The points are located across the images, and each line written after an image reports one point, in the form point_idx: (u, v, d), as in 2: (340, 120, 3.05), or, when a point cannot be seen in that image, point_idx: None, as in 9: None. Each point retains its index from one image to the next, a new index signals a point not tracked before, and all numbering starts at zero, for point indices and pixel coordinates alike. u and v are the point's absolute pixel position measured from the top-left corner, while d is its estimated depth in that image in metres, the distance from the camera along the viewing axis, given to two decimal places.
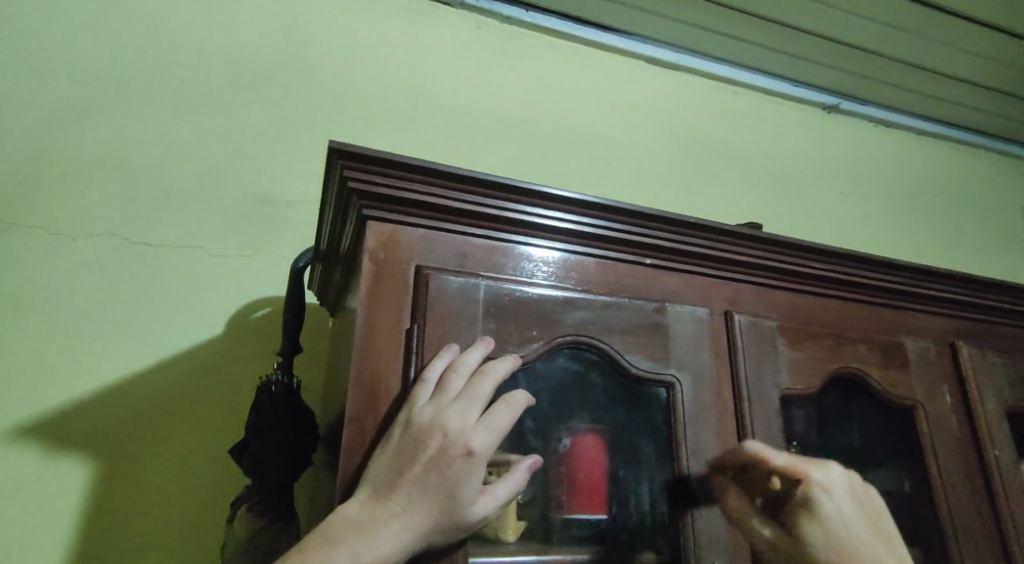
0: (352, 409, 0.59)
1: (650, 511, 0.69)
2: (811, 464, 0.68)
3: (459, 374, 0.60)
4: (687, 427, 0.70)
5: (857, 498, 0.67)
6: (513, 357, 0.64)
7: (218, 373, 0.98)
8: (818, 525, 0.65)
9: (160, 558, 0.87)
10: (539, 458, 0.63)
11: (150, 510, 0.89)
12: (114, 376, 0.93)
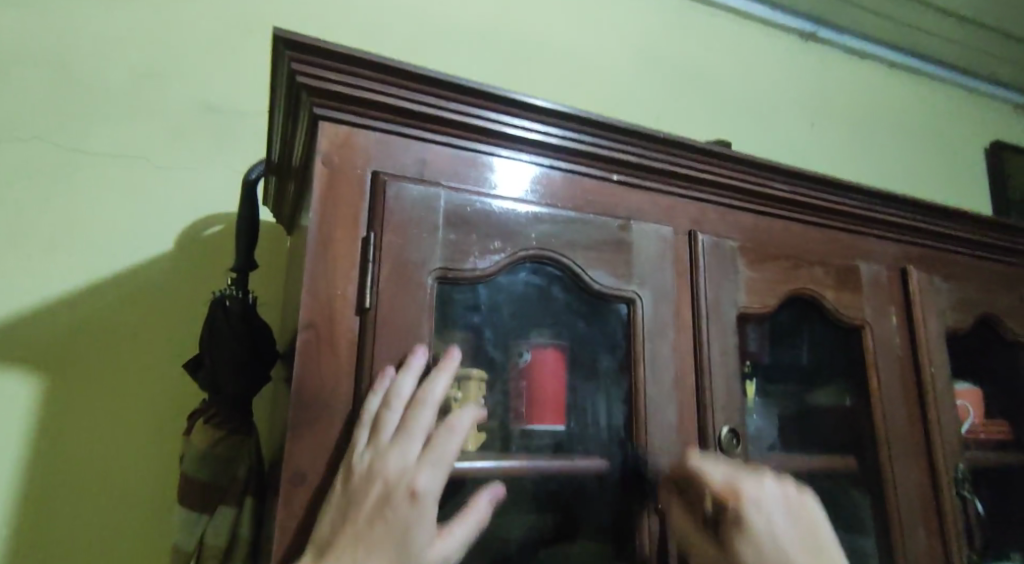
0: (306, 316, 0.58)
1: (608, 425, 0.71)
2: (746, 478, 0.63)
3: (393, 409, 0.57)
4: (646, 343, 0.71)
5: (795, 516, 0.62)
6: (452, 361, 0.61)
7: (169, 291, 0.95)
8: (749, 543, 0.61)
9: (116, 469, 0.88)
10: (501, 490, 0.62)
11: (103, 423, 0.88)
12: (56, 290, 0.90)
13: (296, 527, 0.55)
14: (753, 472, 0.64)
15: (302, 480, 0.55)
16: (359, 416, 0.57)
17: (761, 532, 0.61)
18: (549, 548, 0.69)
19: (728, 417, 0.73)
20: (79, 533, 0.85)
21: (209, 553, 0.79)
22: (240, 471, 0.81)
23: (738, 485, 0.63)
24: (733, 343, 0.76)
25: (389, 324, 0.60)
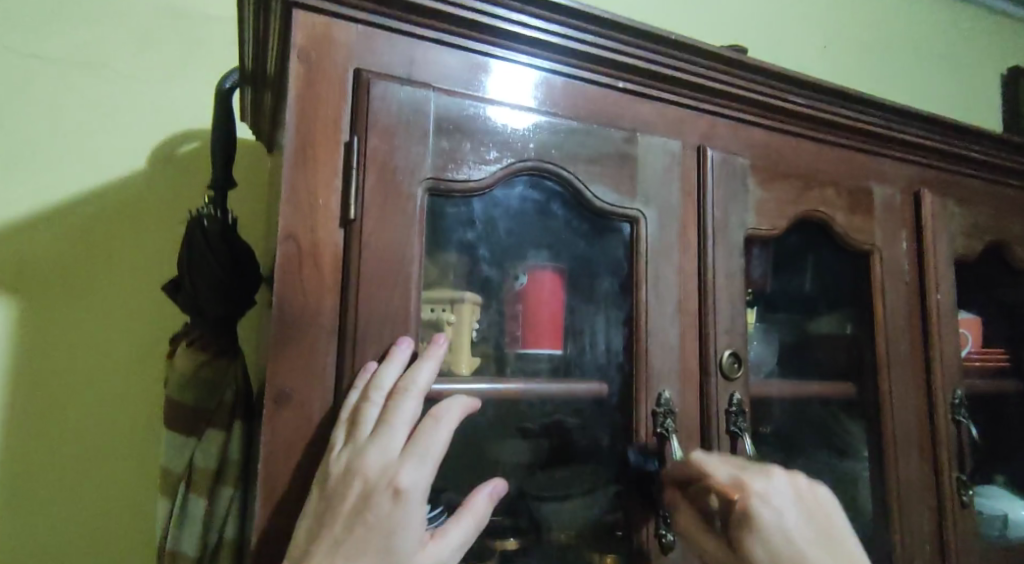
0: (286, 228, 0.53)
1: (607, 352, 0.67)
2: (747, 472, 0.59)
3: (373, 402, 0.53)
4: (648, 264, 0.67)
5: (807, 511, 0.58)
6: (438, 349, 0.57)
7: (144, 211, 0.90)
8: (760, 542, 0.56)
9: (96, 395, 0.85)
10: (501, 484, 0.59)
11: (79, 347, 0.85)
12: (23, 208, 0.85)
13: (284, 446, 0.53)
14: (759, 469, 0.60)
15: (288, 399, 0.53)
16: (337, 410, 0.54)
17: (770, 530, 0.56)
18: (545, 471, 0.67)
19: (731, 342, 0.70)
20: (63, 457, 0.83)
21: (198, 477, 0.77)
22: (224, 396, 0.79)
23: (743, 480, 0.58)
24: (739, 265, 0.72)
25: (376, 239, 0.56)
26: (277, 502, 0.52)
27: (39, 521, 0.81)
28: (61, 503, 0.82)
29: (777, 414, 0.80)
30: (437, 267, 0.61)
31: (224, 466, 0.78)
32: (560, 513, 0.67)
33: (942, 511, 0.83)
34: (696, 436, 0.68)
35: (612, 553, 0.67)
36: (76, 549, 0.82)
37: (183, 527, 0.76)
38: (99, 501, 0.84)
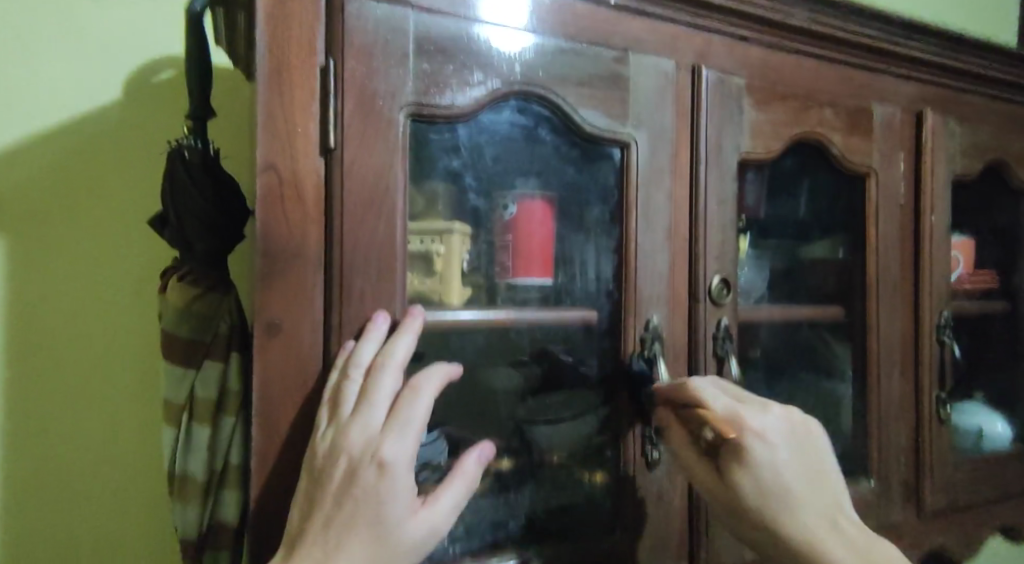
0: (264, 156, 0.52)
1: (597, 280, 0.67)
2: (746, 406, 0.61)
3: (352, 380, 0.52)
4: (639, 191, 0.66)
5: (798, 445, 0.61)
6: (413, 319, 0.56)
7: (121, 142, 0.87)
8: (749, 474, 0.60)
9: (91, 336, 0.85)
10: (489, 446, 0.58)
11: (69, 289, 0.84)
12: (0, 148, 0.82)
13: (277, 374, 0.53)
14: (752, 399, 0.62)
15: (278, 330, 0.53)
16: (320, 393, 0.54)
17: (761, 464, 0.60)
18: (538, 397, 0.68)
19: (721, 268, 0.70)
20: (59, 390, 0.84)
21: (200, 408, 0.74)
22: (222, 328, 0.75)
23: (740, 415, 0.60)
24: (731, 190, 0.71)
25: (358, 167, 0.54)
26: (274, 430, 0.53)
27: (39, 451, 0.83)
28: (60, 434, 0.83)
29: (764, 337, 0.80)
30: (425, 198, 0.60)
31: (227, 397, 0.75)
32: (558, 435, 0.68)
33: (919, 429, 0.86)
34: (683, 361, 0.69)
35: (599, 472, 0.68)
36: (79, 478, 0.84)
37: (190, 455, 0.74)
38: (98, 431, 0.85)
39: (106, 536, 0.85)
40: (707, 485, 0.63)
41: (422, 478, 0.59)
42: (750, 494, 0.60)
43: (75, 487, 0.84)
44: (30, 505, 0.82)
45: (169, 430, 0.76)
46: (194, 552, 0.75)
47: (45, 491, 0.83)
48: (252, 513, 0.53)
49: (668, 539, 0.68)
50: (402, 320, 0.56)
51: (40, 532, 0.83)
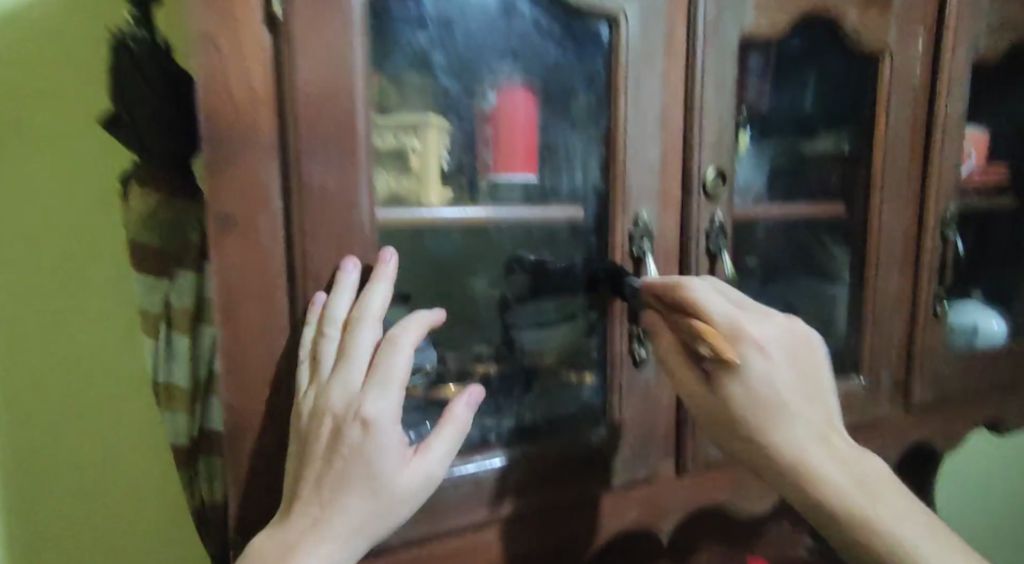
0: (201, 28, 0.46)
1: (583, 175, 0.62)
2: (746, 315, 0.56)
3: (328, 337, 0.50)
4: (629, 72, 0.59)
5: (794, 356, 0.57)
6: (387, 266, 0.52)
7: (58, 20, 0.75)
8: (743, 385, 0.56)
9: (48, 254, 0.77)
10: (479, 387, 0.56)
11: (17, 202, 0.76)
12: None
13: (236, 272, 0.48)
14: (751, 308, 0.57)
15: (232, 226, 0.48)
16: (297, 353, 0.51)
17: (759, 376, 0.55)
18: (524, 303, 0.65)
19: (716, 158, 0.64)
20: (20, 303, 0.77)
21: (177, 317, 0.67)
22: (193, 236, 0.67)
23: (739, 324, 0.56)
24: (732, 72, 0.64)
25: (308, 43, 0.48)
26: (236, 330, 0.49)
27: (7, 367, 0.77)
28: (28, 349, 0.78)
29: (759, 236, 0.76)
30: (391, 82, 0.54)
31: (207, 306, 0.68)
32: (546, 339, 0.66)
33: (914, 326, 0.82)
34: (674, 259, 0.64)
35: (588, 373, 0.64)
36: (55, 393, 0.79)
37: (173, 362, 0.67)
38: (69, 345, 0.79)
39: (91, 450, 0.81)
40: (696, 400, 0.59)
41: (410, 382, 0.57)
42: (745, 408, 0.56)
43: (52, 404, 0.79)
44: (4, 422, 0.78)
45: (148, 340, 0.69)
46: (189, 458, 0.68)
47: (18, 408, 0.78)
48: (228, 418, 0.50)
49: (655, 438, 0.66)
50: (375, 266, 0.52)
51: (19, 448, 0.79)
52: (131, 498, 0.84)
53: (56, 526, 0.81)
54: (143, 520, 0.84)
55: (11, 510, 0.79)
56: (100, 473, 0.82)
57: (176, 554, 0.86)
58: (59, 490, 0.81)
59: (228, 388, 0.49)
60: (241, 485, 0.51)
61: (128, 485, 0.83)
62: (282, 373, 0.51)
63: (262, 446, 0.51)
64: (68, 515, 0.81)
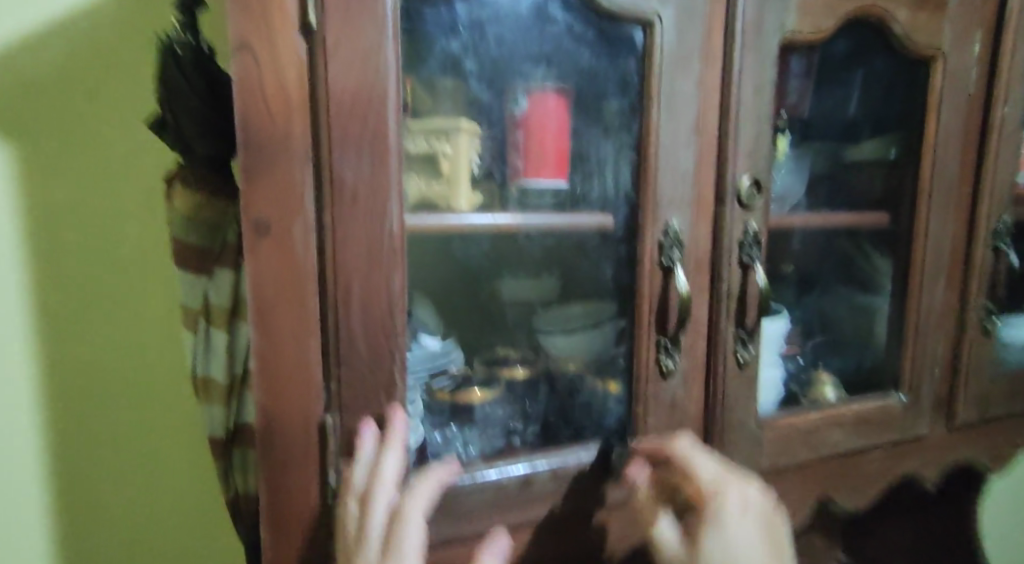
0: (237, 36, 0.47)
1: (615, 183, 0.61)
2: (732, 477, 0.57)
3: (349, 506, 0.51)
4: (663, 76, 0.58)
5: (765, 530, 0.56)
6: (398, 433, 0.52)
7: (109, 23, 0.77)
8: (718, 543, 0.55)
9: (101, 252, 0.80)
10: (505, 537, 0.55)
11: (73, 201, 0.79)
12: None
13: (270, 277, 0.49)
14: (736, 471, 0.58)
15: (268, 230, 0.49)
16: (343, 448, 0.53)
17: (732, 532, 0.55)
18: (551, 310, 0.65)
19: (752, 166, 0.63)
20: (76, 295, 0.80)
21: (216, 314, 0.67)
22: (232, 235, 0.67)
23: (724, 483, 0.56)
24: (771, 77, 0.63)
25: (342, 48, 0.49)
26: (270, 333, 0.50)
27: (62, 357, 0.80)
28: (78, 339, 0.81)
29: (796, 245, 0.74)
30: (424, 87, 0.55)
31: (242, 303, 0.68)
32: (568, 342, 0.65)
33: (960, 340, 0.79)
34: (705, 268, 0.63)
35: (614, 381, 0.63)
36: (104, 382, 0.82)
37: (210, 357, 0.67)
38: (116, 335, 0.82)
39: (138, 440, 0.84)
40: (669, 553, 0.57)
41: (436, 384, 0.59)
42: None
43: (103, 395, 0.82)
44: (63, 412, 0.81)
45: (188, 335, 0.69)
46: (224, 449, 0.69)
47: (69, 394, 0.81)
48: (260, 417, 0.51)
49: None
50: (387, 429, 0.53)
51: (69, 433, 0.82)
52: (172, 486, 0.86)
53: (105, 512, 0.84)
54: (183, 508, 0.87)
55: (60, 492, 0.82)
56: (144, 461, 0.85)
57: (212, 539, 0.88)
58: (105, 474, 0.84)
59: (261, 387, 0.50)
60: (275, 487, 0.51)
61: (170, 475, 0.86)
62: (313, 373, 0.52)
63: (293, 447, 0.52)
64: (115, 502, 0.85)
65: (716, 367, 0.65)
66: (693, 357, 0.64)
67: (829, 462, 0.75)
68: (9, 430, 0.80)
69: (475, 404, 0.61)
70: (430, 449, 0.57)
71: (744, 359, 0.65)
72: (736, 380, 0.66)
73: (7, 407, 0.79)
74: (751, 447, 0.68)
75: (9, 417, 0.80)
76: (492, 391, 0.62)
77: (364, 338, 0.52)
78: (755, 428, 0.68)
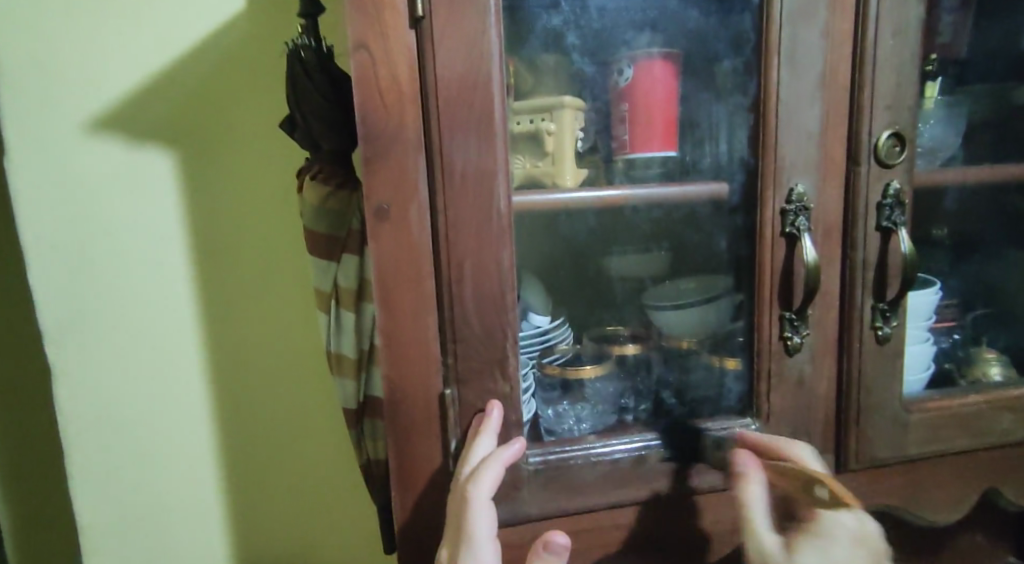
0: (354, 35, 0.49)
1: (728, 150, 0.58)
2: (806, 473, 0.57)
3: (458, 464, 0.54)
4: (784, 30, 0.54)
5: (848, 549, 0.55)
6: (491, 419, 0.54)
7: (253, 36, 0.84)
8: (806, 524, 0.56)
9: (252, 244, 0.88)
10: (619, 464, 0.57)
11: (228, 201, 0.87)
12: (156, 66, 0.83)
13: (391, 259, 0.52)
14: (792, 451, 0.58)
15: (387, 215, 0.51)
16: (459, 434, 0.55)
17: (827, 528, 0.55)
18: (658, 286, 0.62)
19: (893, 119, 0.57)
20: (233, 286, 0.89)
21: (344, 295, 0.70)
22: (357, 223, 0.69)
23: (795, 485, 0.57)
24: (915, 18, 0.56)
25: (450, 34, 0.50)
26: (392, 313, 0.52)
27: (225, 340, 0.90)
28: (235, 325, 0.90)
29: (948, 205, 0.66)
30: (526, 66, 0.55)
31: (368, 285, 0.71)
32: (684, 317, 0.63)
33: None
34: (836, 235, 0.58)
35: (732, 358, 0.60)
36: (259, 364, 0.91)
37: (341, 335, 0.70)
38: (266, 319, 0.90)
39: (286, 414, 0.93)
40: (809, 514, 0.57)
41: (547, 360, 0.60)
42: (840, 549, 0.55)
43: (257, 374, 0.91)
44: (227, 388, 0.91)
45: (322, 315, 0.73)
46: (356, 419, 0.73)
47: (234, 373, 0.91)
48: (385, 388, 0.53)
49: (811, 431, 0.61)
50: (481, 417, 0.54)
51: (234, 406, 0.91)
52: (319, 456, 0.94)
53: (264, 477, 0.94)
54: (327, 475, 0.95)
55: (229, 461, 0.93)
56: (295, 433, 0.93)
57: (354, 502, 0.96)
58: (264, 445, 0.93)
59: (386, 362, 0.53)
60: (400, 457, 0.54)
61: (315, 445, 0.94)
62: (431, 349, 0.53)
63: (414, 418, 0.54)
64: (272, 469, 0.94)
65: (851, 343, 0.60)
66: (823, 331, 0.60)
67: (994, 451, 0.67)
68: (185, 407, 0.90)
69: (586, 380, 0.61)
70: (543, 424, 0.59)
71: (884, 334, 0.60)
72: (874, 357, 0.60)
73: (183, 387, 0.90)
74: (895, 429, 0.62)
75: (185, 396, 0.90)
76: (603, 368, 0.62)
77: (478, 319, 0.53)
78: (898, 409, 0.62)
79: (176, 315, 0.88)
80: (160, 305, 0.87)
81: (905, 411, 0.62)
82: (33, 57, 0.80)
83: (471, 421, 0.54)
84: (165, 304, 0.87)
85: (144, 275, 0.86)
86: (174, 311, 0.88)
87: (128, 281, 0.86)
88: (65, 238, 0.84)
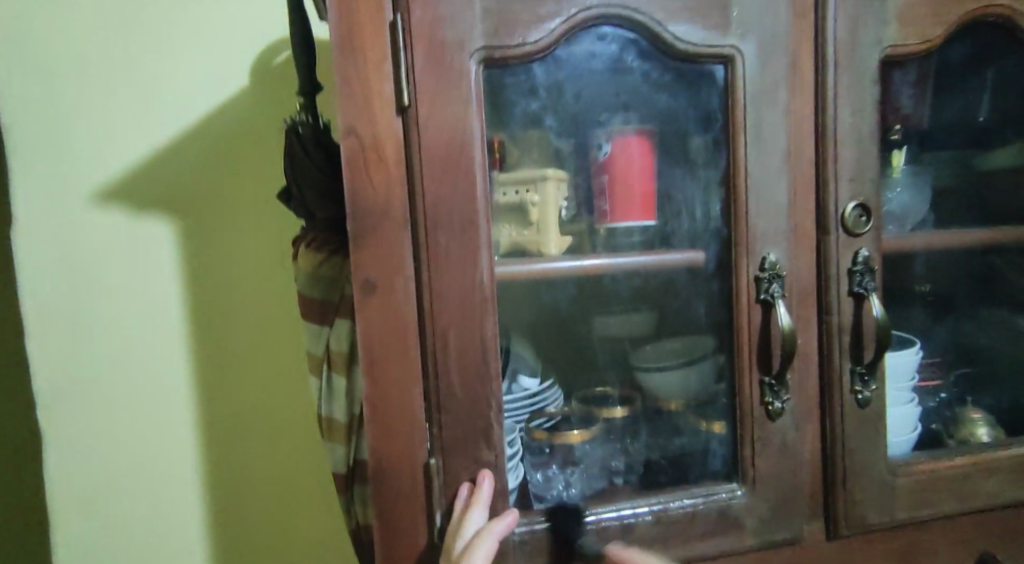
0: (344, 120, 0.52)
1: (704, 220, 0.60)
2: None
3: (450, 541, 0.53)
4: (749, 109, 0.58)
5: None
6: (482, 492, 0.54)
7: (252, 117, 0.88)
8: None
9: (246, 315, 0.90)
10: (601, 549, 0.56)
11: (223, 273, 0.89)
12: (158, 146, 0.86)
13: (377, 330, 0.53)
14: None
15: (374, 288, 0.53)
16: (445, 504, 0.55)
17: None
18: (641, 348, 0.63)
19: (857, 190, 0.60)
20: (225, 357, 0.90)
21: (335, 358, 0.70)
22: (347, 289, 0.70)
23: None
24: (872, 97, 0.60)
25: (434, 118, 0.53)
26: (378, 383, 0.53)
27: (216, 412, 0.90)
28: (226, 396, 0.90)
29: (919, 270, 0.68)
30: (510, 144, 0.57)
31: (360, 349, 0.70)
32: (667, 382, 0.63)
33: None
34: (811, 302, 0.60)
35: (718, 423, 0.61)
36: (249, 435, 0.91)
37: (333, 400, 0.71)
38: (257, 390, 0.91)
39: (276, 486, 0.92)
40: None
41: (535, 424, 0.60)
42: None
43: (247, 446, 0.91)
44: (217, 461, 0.90)
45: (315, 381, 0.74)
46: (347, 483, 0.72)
47: (224, 444, 0.90)
48: (371, 458, 0.54)
49: (799, 496, 0.61)
50: (471, 490, 0.55)
51: (223, 479, 0.90)
52: (308, 529, 0.93)
53: (252, 552, 0.92)
54: (316, 549, 0.93)
55: (218, 536, 0.91)
56: (284, 506, 0.92)
57: None
58: (253, 519, 0.92)
59: (372, 431, 0.53)
60: (386, 528, 0.54)
61: (304, 517, 0.93)
62: (416, 418, 0.54)
63: (400, 488, 0.54)
64: (260, 543, 0.92)
65: (832, 406, 0.61)
66: (804, 395, 0.61)
67: (984, 513, 0.66)
68: (174, 481, 0.89)
69: (575, 444, 0.61)
70: (532, 489, 0.59)
71: (863, 399, 0.61)
72: (856, 420, 0.61)
73: (174, 460, 0.89)
74: (882, 493, 0.62)
75: (175, 469, 0.89)
76: (591, 431, 0.62)
77: (463, 388, 0.54)
78: (885, 472, 0.62)
79: (169, 386, 0.88)
80: (153, 377, 0.88)
81: (892, 474, 0.62)
82: (42, 139, 0.83)
83: (458, 491, 0.55)
84: (159, 376, 0.88)
85: (138, 347, 0.87)
86: (167, 383, 0.88)
87: (122, 353, 0.87)
88: (62, 312, 0.85)
